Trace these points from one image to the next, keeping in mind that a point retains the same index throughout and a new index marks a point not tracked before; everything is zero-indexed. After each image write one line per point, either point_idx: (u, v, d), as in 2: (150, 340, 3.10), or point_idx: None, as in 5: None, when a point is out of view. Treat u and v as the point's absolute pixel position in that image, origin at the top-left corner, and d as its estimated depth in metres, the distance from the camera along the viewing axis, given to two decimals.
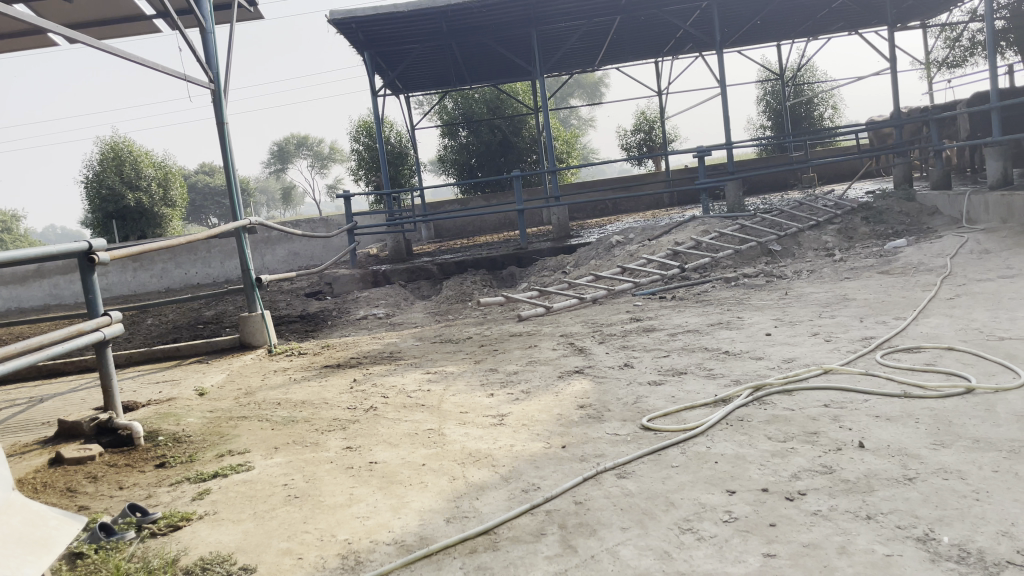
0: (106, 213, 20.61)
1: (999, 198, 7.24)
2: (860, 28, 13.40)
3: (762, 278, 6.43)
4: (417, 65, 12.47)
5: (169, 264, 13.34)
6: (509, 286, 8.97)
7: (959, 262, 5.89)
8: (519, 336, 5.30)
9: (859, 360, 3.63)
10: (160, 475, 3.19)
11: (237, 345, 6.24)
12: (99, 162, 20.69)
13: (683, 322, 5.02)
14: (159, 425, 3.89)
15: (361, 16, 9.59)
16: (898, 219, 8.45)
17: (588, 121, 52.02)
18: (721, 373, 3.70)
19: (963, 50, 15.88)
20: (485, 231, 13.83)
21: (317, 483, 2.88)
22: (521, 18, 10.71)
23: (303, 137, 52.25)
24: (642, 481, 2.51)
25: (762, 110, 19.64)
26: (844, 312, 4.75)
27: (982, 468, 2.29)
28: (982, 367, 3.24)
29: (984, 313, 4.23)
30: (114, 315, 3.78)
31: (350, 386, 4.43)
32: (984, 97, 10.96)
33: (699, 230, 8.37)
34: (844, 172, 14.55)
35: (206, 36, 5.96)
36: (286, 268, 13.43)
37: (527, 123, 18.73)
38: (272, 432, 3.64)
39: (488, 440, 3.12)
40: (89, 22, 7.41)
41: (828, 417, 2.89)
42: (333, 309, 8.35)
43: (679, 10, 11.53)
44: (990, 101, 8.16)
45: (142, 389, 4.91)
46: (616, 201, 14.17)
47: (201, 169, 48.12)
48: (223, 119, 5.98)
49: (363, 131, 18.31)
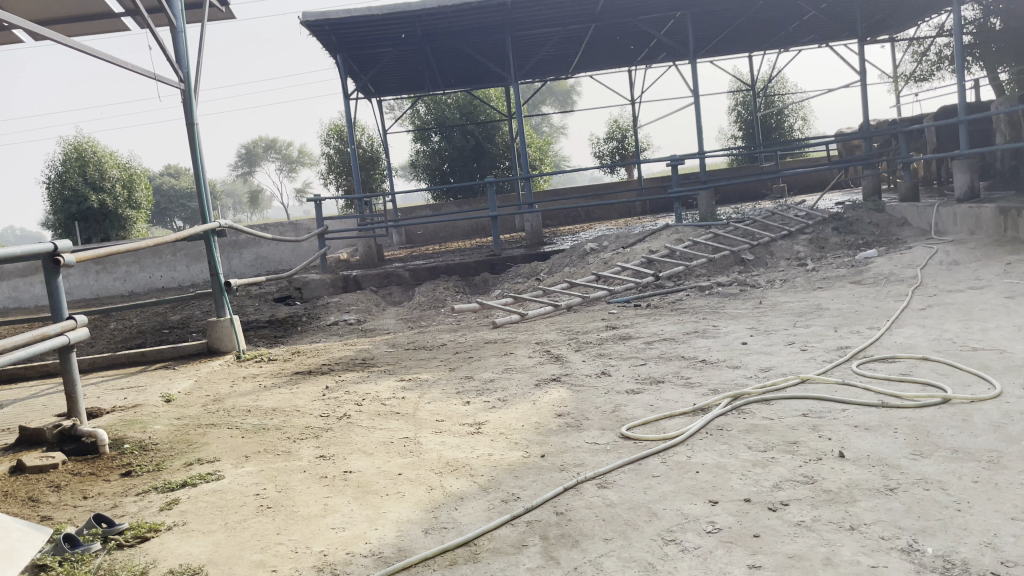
0: (68, 214, 20.21)
1: (967, 209, 7.36)
2: (830, 41, 13.59)
3: (735, 287, 6.46)
4: (390, 69, 12.39)
5: (134, 267, 13.11)
6: (482, 292, 8.92)
7: (929, 273, 5.97)
8: (494, 343, 5.26)
9: (835, 369, 3.65)
10: (126, 484, 3.10)
11: (205, 350, 6.11)
12: (62, 163, 20.31)
13: (659, 330, 5.01)
14: (124, 433, 3.78)
15: (335, 18, 9.50)
16: (867, 229, 8.56)
17: (560, 129, 52.21)
18: (698, 381, 3.69)
19: (930, 64, 16.21)
20: (458, 237, 13.78)
21: (290, 493, 2.81)
22: (497, 24, 10.70)
23: (272, 140, 51.80)
24: (623, 491, 2.48)
25: (733, 120, 19.86)
26: (818, 321, 4.78)
27: (963, 478, 2.29)
28: (958, 377, 3.27)
29: (956, 324, 4.28)
30: (80, 319, 3.68)
31: (322, 393, 4.35)
32: (951, 111, 11.18)
33: (673, 238, 8.40)
34: (813, 183, 14.75)
35: (177, 35, 5.85)
36: (255, 272, 13.27)
37: (500, 129, 18.74)
38: (243, 440, 3.56)
39: (465, 449, 3.07)
40: (56, 18, 7.24)
41: (808, 427, 2.88)
42: (303, 314, 8.24)
43: (653, 20, 11.60)
44: (958, 114, 8.30)
45: (107, 395, 4.78)
46: (588, 210, 14.20)
47: (167, 171, 47.46)
48: (193, 119, 5.87)
49: (334, 134, 18.19)
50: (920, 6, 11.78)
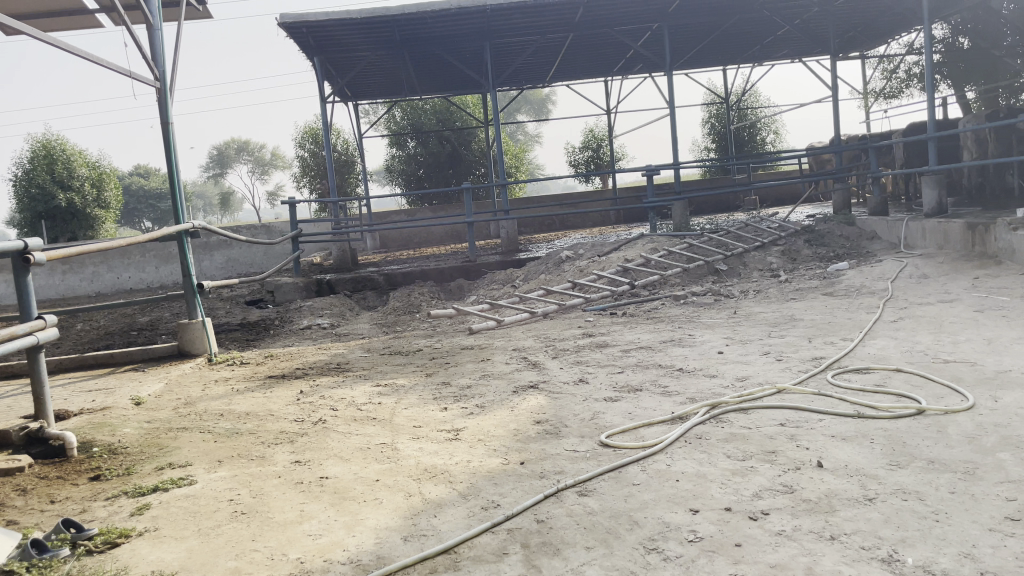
0: (35, 212, 19.85)
1: (935, 224, 7.49)
2: (803, 56, 13.80)
3: (710, 297, 6.51)
4: (366, 73, 12.34)
5: (102, 268, 12.91)
6: (457, 298, 8.89)
7: (900, 286, 6.06)
8: (470, 349, 5.23)
9: (811, 380, 3.68)
10: (95, 488, 3.03)
11: (176, 353, 6.02)
12: (29, 160, 19.95)
13: (635, 338, 5.03)
14: (93, 436, 3.71)
15: (312, 20, 9.45)
16: (838, 242, 8.68)
17: (535, 137, 52.42)
18: (676, 390, 3.70)
19: (900, 81, 16.52)
20: (432, 243, 13.74)
21: (265, 499, 2.76)
22: (475, 31, 10.72)
23: (244, 142, 51.35)
24: (604, 499, 2.47)
25: (707, 132, 20.08)
26: (792, 332, 4.82)
27: (939, 489, 2.31)
28: (931, 389, 3.31)
29: (927, 336, 4.34)
30: (49, 319, 3.61)
31: (297, 398, 4.30)
32: (920, 128, 11.39)
33: (648, 248, 8.45)
34: (784, 196, 14.93)
35: (153, 33, 5.77)
36: (225, 275, 13.13)
37: (476, 136, 18.75)
38: (216, 444, 3.50)
39: (443, 456, 3.04)
40: (28, 13, 7.12)
41: (785, 436, 2.90)
42: (275, 318, 8.16)
43: (631, 31, 11.68)
44: (928, 131, 8.45)
45: (74, 397, 4.68)
46: (563, 218, 14.25)
47: (135, 171, 46.82)
48: (169, 118, 5.79)
49: (309, 137, 18.08)
50: (891, 24, 11.99)
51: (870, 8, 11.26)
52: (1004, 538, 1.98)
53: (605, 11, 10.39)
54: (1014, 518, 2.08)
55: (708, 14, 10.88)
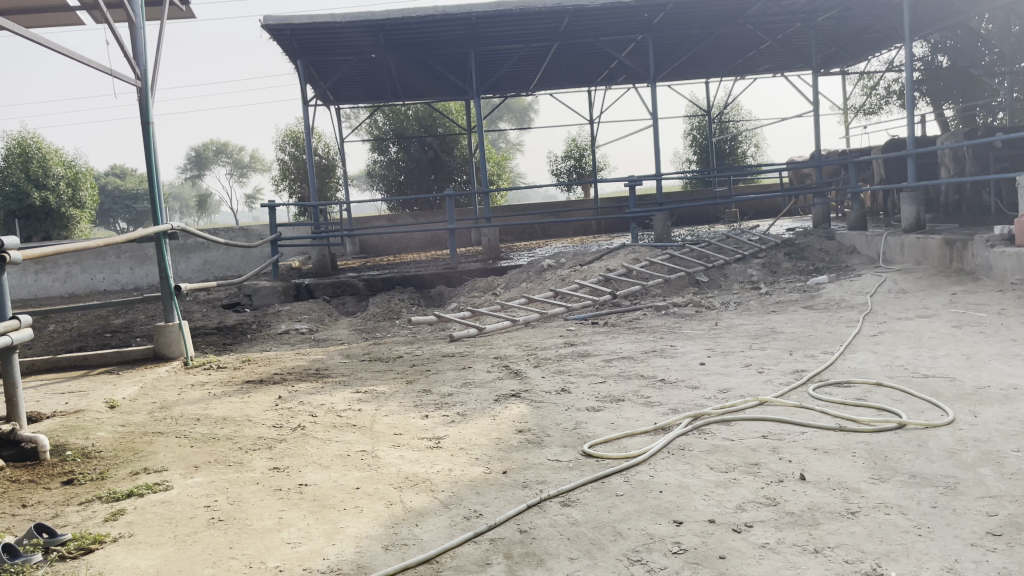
0: (8, 211, 19.58)
1: (914, 240, 7.57)
2: (784, 71, 13.94)
3: (691, 308, 6.53)
4: (350, 77, 12.30)
5: (76, 268, 12.74)
6: (438, 304, 8.85)
7: (879, 300, 6.12)
8: (451, 357, 5.20)
9: (792, 392, 3.69)
10: (68, 493, 2.97)
11: (152, 356, 5.93)
12: (4, 157, 19.67)
13: (617, 348, 5.03)
14: (66, 439, 3.64)
15: (297, 23, 9.41)
16: (817, 256, 8.75)
17: (517, 145, 52.55)
18: (658, 401, 3.69)
19: (879, 97, 16.73)
20: (413, 249, 13.70)
21: (243, 505, 2.72)
22: (460, 38, 10.72)
23: (223, 144, 50.99)
24: (587, 510, 2.45)
25: (688, 144, 20.22)
26: (773, 344, 4.84)
27: (921, 503, 2.32)
28: (911, 404, 3.32)
29: (907, 351, 4.37)
30: (24, 319, 3.54)
31: (275, 403, 4.25)
32: (898, 144, 11.54)
33: (629, 258, 8.48)
34: (764, 210, 15.04)
35: (135, 32, 5.71)
36: (202, 277, 13.01)
37: (458, 143, 18.75)
38: (192, 449, 3.45)
39: (424, 464, 3.01)
40: (8, 8, 7.02)
41: (767, 449, 2.90)
42: (253, 322, 8.08)
43: (615, 42, 11.73)
44: (907, 147, 8.54)
45: (46, 399, 4.59)
46: (544, 226, 14.27)
47: (112, 171, 46.33)
48: (149, 118, 5.72)
49: (290, 140, 17.98)
50: (872, 41, 12.15)
51: (852, 25, 11.41)
52: (987, 553, 1.99)
53: (591, 21, 10.43)
54: (995, 533, 2.10)
55: (692, 27, 10.96)
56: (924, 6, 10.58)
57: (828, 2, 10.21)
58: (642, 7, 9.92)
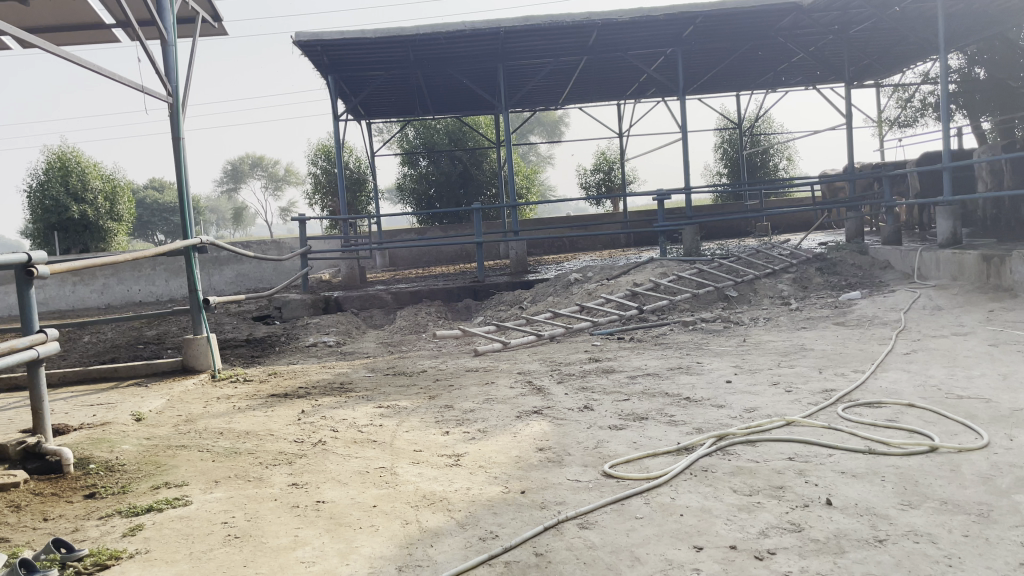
0: (48, 224, 20.00)
1: (950, 255, 7.40)
2: (817, 83, 13.79)
3: (719, 323, 6.44)
4: (380, 92, 12.40)
5: (112, 280, 12.94)
6: (465, 318, 8.84)
7: (913, 317, 5.98)
8: (475, 372, 5.17)
9: (820, 412, 3.60)
10: (89, 507, 2.98)
11: (180, 368, 5.98)
12: (44, 171, 20.07)
13: (642, 364, 4.96)
14: (91, 452, 3.66)
15: (327, 39, 9.51)
16: (851, 271, 8.61)
17: (548, 159, 52.68)
18: (682, 420, 3.62)
19: (915, 110, 16.47)
20: (442, 262, 13.75)
21: (260, 523, 2.70)
22: (489, 53, 10.76)
23: (258, 158, 51.72)
24: (605, 533, 2.40)
25: (719, 157, 20.08)
26: (803, 362, 4.74)
27: (952, 531, 2.24)
28: (944, 426, 3.22)
29: (940, 370, 4.25)
30: (50, 333, 3.57)
31: (298, 418, 4.25)
32: (934, 157, 11.34)
33: (657, 272, 8.41)
34: (797, 223, 14.85)
35: (167, 49, 5.79)
36: (234, 290, 13.14)
37: (488, 156, 18.82)
38: (214, 464, 3.45)
39: (443, 482, 2.98)
40: (46, 26, 7.16)
41: (794, 471, 2.83)
42: (282, 334, 8.13)
43: (644, 55, 11.69)
44: (943, 161, 8.35)
45: (75, 411, 4.64)
46: (573, 240, 14.23)
47: (151, 184, 47.12)
48: (180, 133, 5.79)
49: (321, 154, 18.17)
50: (907, 53, 11.97)
51: (886, 36, 11.24)
52: None
53: (620, 34, 10.40)
54: None
55: (723, 40, 10.88)
56: (960, 18, 10.39)
57: (861, 14, 10.07)
58: (672, 20, 9.87)
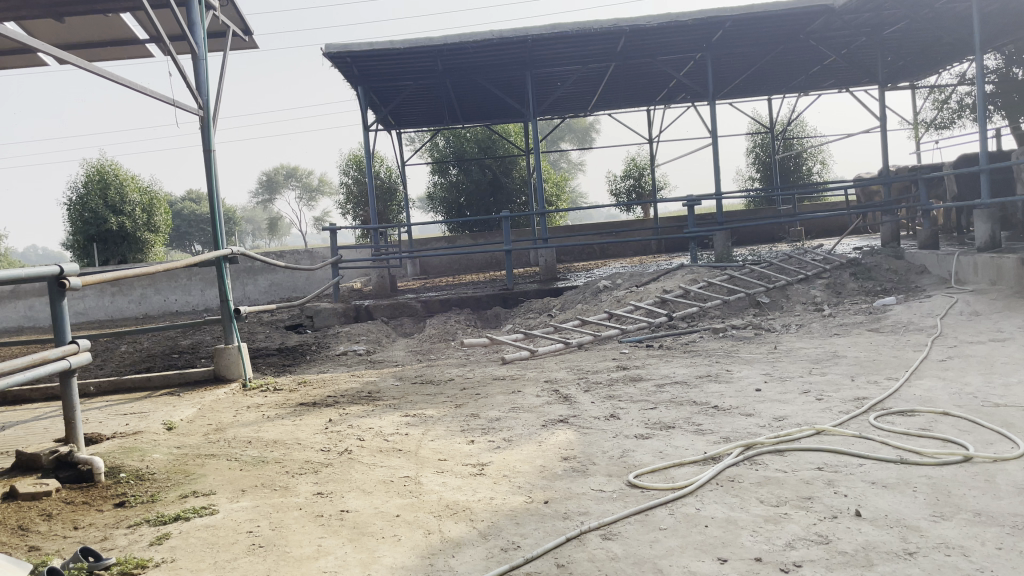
0: (87, 235, 20.41)
1: (988, 259, 7.24)
2: (850, 86, 13.60)
3: (750, 330, 6.37)
4: (409, 102, 12.50)
5: (149, 290, 13.18)
6: (494, 325, 8.85)
7: (949, 322, 5.86)
8: (502, 380, 5.16)
9: (851, 421, 3.53)
10: (118, 516, 3.02)
11: (212, 377, 6.05)
12: (83, 184, 20.52)
13: (671, 372, 4.91)
14: (121, 461, 3.71)
15: (356, 50, 9.61)
16: (886, 276, 8.47)
17: (578, 166, 52.62)
18: (710, 429, 3.58)
19: (951, 111, 16.19)
20: (472, 270, 13.81)
21: (284, 532, 2.72)
22: (516, 61, 10.77)
23: (293, 168, 52.37)
24: (628, 544, 2.38)
25: (751, 162, 19.93)
26: (835, 369, 4.66)
27: (985, 544, 2.17)
28: (980, 435, 3.14)
29: (977, 377, 4.15)
30: (82, 343, 3.63)
31: (325, 427, 4.26)
32: (971, 159, 11.13)
33: (687, 278, 8.34)
34: (830, 228, 14.69)
35: (197, 62, 5.88)
36: (268, 299, 13.30)
37: (517, 164, 18.87)
38: (241, 473, 3.47)
39: (467, 491, 2.98)
40: (81, 42, 7.33)
41: (822, 482, 2.77)
42: (313, 343, 8.20)
43: (674, 61, 11.63)
44: (980, 163, 8.16)
45: (108, 420, 4.71)
46: (604, 247, 14.21)
47: (188, 195, 47.85)
48: (210, 146, 5.87)
49: (353, 164, 18.36)
50: (942, 54, 11.78)
51: (920, 37, 11.07)
52: None
53: (648, 40, 10.36)
54: None
55: (752, 44, 10.78)
56: (996, 18, 10.20)
57: (894, 15, 9.93)
58: (700, 26, 9.81)
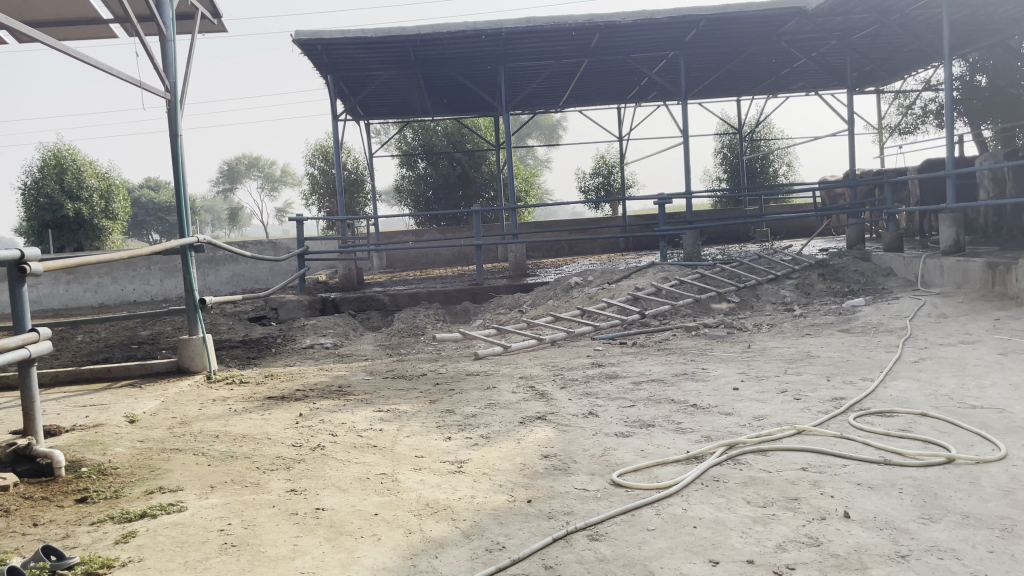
0: (42, 221, 19.88)
1: (954, 263, 7.33)
2: (819, 89, 13.76)
3: (722, 329, 6.37)
4: (379, 93, 12.36)
5: (106, 279, 12.85)
6: (464, 320, 8.76)
7: (919, 324, 5.92)
8: (476, 375, 5.09)
9: (831, 421, 3.52)
10: (80, 512, 2.89)
11: (175, 369, 5.89)
12: (39, 169, 19.99)
13: (647, 370, 4.88)
14: (83, 455, 3.57)
15: (327, 38, 9.44)
16: (853, 277, 8.58)
17: (545, 162, 52.63)
18: (690, 428, 3.54)
19: (915, 117, 16.47)
20: (439, 264, 13.71)
21: (257, 530, 2.61)
22: (489, 55, 10.70)
23: (255, 158, 51.66)
24: (616, 545, 2.32)
25: (719, 162, 20.10)
26: (810, 369, 4.66)
27: (977, 547, 2.16)
28: (959, 437, 3.15)
29: (951, 379, 4.18)
30: (43, 332, 3.47)
31: (295, 422, 4.15)
32: (935, 163, 11.33)
33: (659, 276, 8.34)
34: (794, 229, 14.88)
35: (165, 44, 5.69)
36: (230, 289, 13.07)
37: (486, 158, 18.80)
38: (209, 468, 3.35)
39: (446, 490, 2.90)
40: (42, 20, 7.07)
41: (808, 482, 2.75)
42: (278, 335, 8.04)
43: (646, 58, 11.65)
44: (947, 167, 8.26)
45: (66, 412, 4.54)
46: (572, 244, 14.23)
47: (147, 183, 46.88)
48: (177, 131, 5.70)
49: (319, 155, 18.14)
50: (909, 59, 11.95)
51: (888, 42, 11.23)
52: None
53: (621, 37, 10.36)
54: None
55: (724, 44, 10.83)
56: (963, 25, 10.37)
57: (864, 20, 10.04)
58: (675, 24, 9.82)
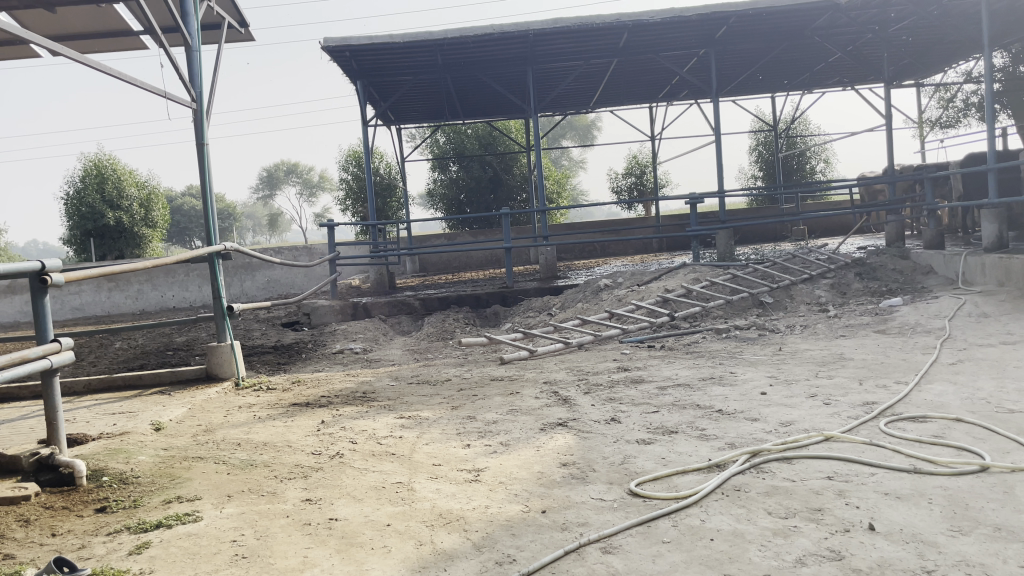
0: (85, 230, 20.34)
1: (996, 260, 7.11)
2: (856, 83, 13.49)
3: (754, 331, 6.24)
4: (409, 97, 12.40)
5: (146, 285, 13.09)
6: (494, 324, 8.74)
7: (958, 324, 5.74)
8: (500, 381, 5.04)
9: (861, 427, 3.40)
10: (98, 522, 2.90)
11: (204, 375, 5.93)
12: (82, 178, 20.46)
13: (673, 374, 4.79)
14: (106, 463, 3.59)
15: (355, 44, 9.48)
16: (891, 276, 8.37)
17: (580, 164, 52.50)
18: (714, 435, 3.45)
19: (957, 110, 16.08)
20: (471, 267, 13.74)
21: (269, 541, 2.59)
22: (517, 57, 10.66)
23: (293, 164, 52.30)
24: (629, 558, 2.26)
25: (755, 160, 19.84)
26: (842, 372, 4.53)
27: (1007, 562, 2.05)
28: (995, 443, 3.02)
29: (989, 382, 4.03)
30: (65, 342, 3.50)
31: (317, 429, 4.14)
32: (978, 157, 11.03)
33: (690, 277, 8.23)
34: (831, 228, 14.62)
35: (190, 54, 5.74)
36: (266, 295, 13.21)
37: (518, 160, 18.79)
38: (228, 477, 3.36)
39: (461, 499, 2.85)
40: (74, 33, 7.19)
41: (833, 492, 2.65)
42: (310, 341, 8.07)
43: (676, 57, 11.51)
44: (989, 160, 7.99)
45: (95, 420, 4.59)
46: (605, 245, 14.16)
47: (188, 191, 47.70)
48: (203, 139, 5.74)
49: (353, 160, 18.28)
50: (949, 51, 11.63)
51: (925, 34, 10.95)
52: None
53: (650, 36, 10.25)
54: None
55: (755, 41, 10.66)
56: (1004, 14, 10.07)
57: (901, 12, 9.80)
58: (704, 21, 9.68)
